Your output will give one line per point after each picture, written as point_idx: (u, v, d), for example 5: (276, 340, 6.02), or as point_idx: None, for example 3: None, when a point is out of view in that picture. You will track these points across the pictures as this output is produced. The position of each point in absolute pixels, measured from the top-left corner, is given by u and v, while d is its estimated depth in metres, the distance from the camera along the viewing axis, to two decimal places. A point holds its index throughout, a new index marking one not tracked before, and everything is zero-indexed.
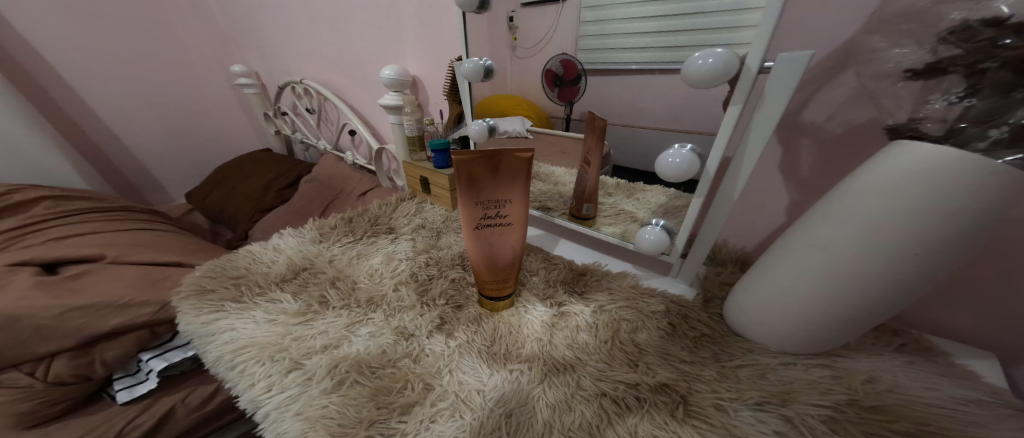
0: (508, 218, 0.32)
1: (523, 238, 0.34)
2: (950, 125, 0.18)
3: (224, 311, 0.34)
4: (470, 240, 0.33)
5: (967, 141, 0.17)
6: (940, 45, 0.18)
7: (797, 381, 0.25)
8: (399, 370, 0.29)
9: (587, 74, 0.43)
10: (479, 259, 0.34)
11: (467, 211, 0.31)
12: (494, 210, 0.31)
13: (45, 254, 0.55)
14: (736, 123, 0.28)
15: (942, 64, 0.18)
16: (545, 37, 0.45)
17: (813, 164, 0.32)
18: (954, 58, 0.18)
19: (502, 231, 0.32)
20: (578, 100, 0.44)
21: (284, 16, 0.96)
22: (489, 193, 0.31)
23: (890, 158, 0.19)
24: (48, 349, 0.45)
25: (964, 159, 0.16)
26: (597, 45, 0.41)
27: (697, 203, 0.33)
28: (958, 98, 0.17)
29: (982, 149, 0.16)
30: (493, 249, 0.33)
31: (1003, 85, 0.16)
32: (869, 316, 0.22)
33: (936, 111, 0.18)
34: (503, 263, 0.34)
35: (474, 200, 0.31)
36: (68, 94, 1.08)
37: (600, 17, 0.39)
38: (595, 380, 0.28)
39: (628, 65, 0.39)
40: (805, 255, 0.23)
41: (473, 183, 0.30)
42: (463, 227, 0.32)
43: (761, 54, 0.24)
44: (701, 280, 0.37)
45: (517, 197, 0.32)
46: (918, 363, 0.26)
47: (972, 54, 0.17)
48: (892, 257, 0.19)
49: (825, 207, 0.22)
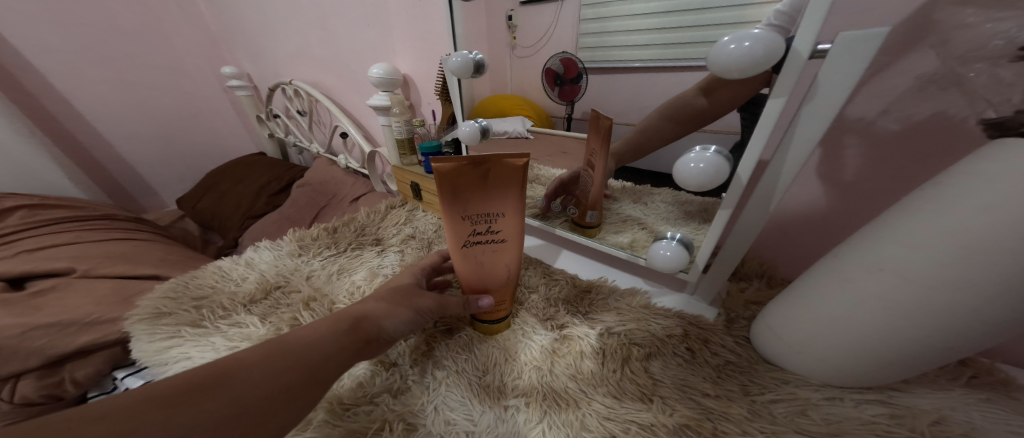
0: (501, 235, 0.28)
1: (518, 257, 0.30)
2: None
3: (180, 337, 0.30)
4: (456, 259, 0.29)
5: None
6: None
7: (846, 421, 0.21)
8: (377, 408, 0.26)
9: (587, 72, 0.41)
10: (468, 278, 0.30)
11: (453, 226, 0.27)
12: (483, 225, 0.27)
13: (14, 268, 0.52)
14: (777, 119, 0.23)
15: None
16: (545, 36, 0.43)
17: (859, 167, 0.28)
18: None
19: (493, 250, 0.29)
20: (578, 99, 0.42)
21: (272, 16, 0.92)
22: (477, 207, 0.27)
23: (1000, 160, 0.15)
24: (12, 370, 0.43)
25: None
26: (597, 44, 0.40)
27: (724, 214, 0.28)
28: None
29: None
30: (483, 269, 0.29)
31: None
32: (945, 352, 0.18)
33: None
34: (497, 283, 0.30)
35: (460, 214, 0.27)
36: (57, 99, 1.06)
37: (601, 15, 0.39)
38: (602, 420, 0.24)
39: (632, 63, 0.37)
40: (865, 279, 0.19)
41: (458, 195, 0.26)
42: (450, 244, 0.29)
43: (814, 35, 0.20)
44: (723, 298, 0.33)
45: (509, 209, 0.28)
46: (998, 401, 0.21)
47: None
48: (996, 287, 0.15)
49: (901, 223, 0.18)
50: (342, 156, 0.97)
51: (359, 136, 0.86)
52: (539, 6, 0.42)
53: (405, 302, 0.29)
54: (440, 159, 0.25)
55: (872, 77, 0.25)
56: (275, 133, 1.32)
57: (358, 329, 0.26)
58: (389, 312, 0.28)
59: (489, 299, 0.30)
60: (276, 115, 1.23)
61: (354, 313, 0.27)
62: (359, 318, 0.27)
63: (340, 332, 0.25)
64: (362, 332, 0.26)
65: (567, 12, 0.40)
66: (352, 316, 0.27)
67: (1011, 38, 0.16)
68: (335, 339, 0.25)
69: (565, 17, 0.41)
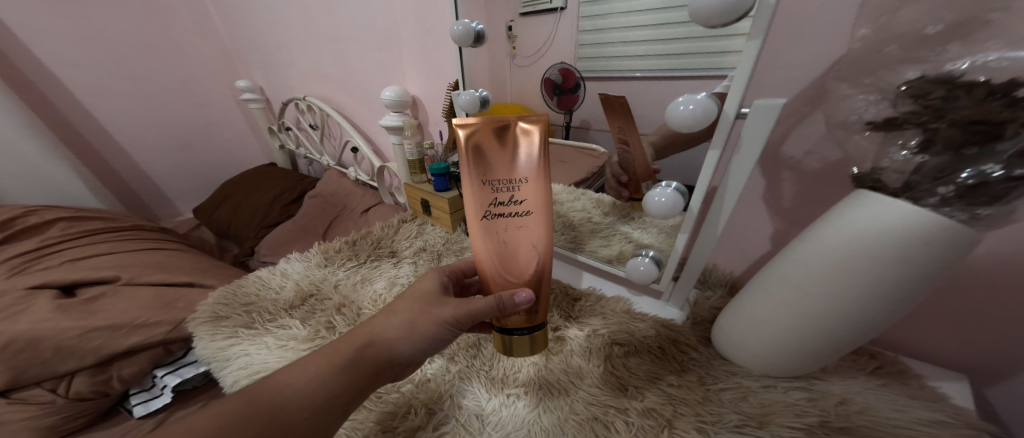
0: (524, 206, 0.28)
1: (545, 236, 0.29)
2: (906, 179, 0.19)
3: (238, 337, 0.37)
4: (479, 235, 0.29)
5: (919, 195, 0.18)
6: (900, 99, 0.19)
7: (775, 403, 0.27)
8: (403, 396, 0.32)
9: (586, 82, 0.42)
10: (491, 260, 0.29)
11: (474, 194, 0.28)
12: (505, 193, 0.27)
13: (65, 275, 0.58)
14: (716, 166, 0.29)
15: (898, 121, 0.19)
16: (544, 45, 0.44)
17: (793, 197, 0.33)
18: (907, 117, 0.19)
19: (517, 222, 0.28)
20: (576, 109, 0.43)
21: (289, 38, 0.99)
22: (498, 173, 0.27)
23: (853, 207, 0.21)
24: (69, 367, 0.49)
25: (929, 216, 0.17)
26: (596, 54, 0.39)
27: (683, 237, 0.35)
28: (914, 152, 0.19)
29: (933, 204, 0.18)
30: (507, 247, 0.28)
31: (954, 143, 0.17)
32: (836, 346, 0.24)
33: (900, 164, 0.19)
34: (522, 265, 0.29)
35: (482, 180, 0.28)
36: (81, 112, 1.13)
37: (599, 26, 0.38)
38: (587, 404, 0.30)
39: (630, 73, 0.37)
40: (781, 291, 0.25)
41: (481, 159, 0.27)
42: (473, 218, 0.28)
43: (738, 101, 0.25)
44: (691, 305, 0.39)
45: (531, 176, 0.28)
46: (890, 386, 0.27)
47: (921, 114, 0.18)
48: (857, 297, 0.21)
49: (799, 250, 0.24)
50: (352, 169, 1.03)
51: (369, 151, 0.92)
52: (539, 17, 0.42)
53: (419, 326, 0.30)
54: (464, 122, 0.27)
55: (795, 125, 0.30)
56: (286, 145, 1.37)
57: (358, 370, 0.28)
58: (399, 338, 0.30)
59: (526, 293, 0.28)
60: (288, 128, 1.28)
61: (358, 342, 0.30)
62: (365, 345, 0.30)
63: (336, 378, 0.28)
64: (364, 369, 0.29)
65: (566, 21, 0.40)
66: (357, 344, 0.30)
67: (860, 114, 0.22)
68: (332, 386, 0.27)
69: (563, 26, 0.41)
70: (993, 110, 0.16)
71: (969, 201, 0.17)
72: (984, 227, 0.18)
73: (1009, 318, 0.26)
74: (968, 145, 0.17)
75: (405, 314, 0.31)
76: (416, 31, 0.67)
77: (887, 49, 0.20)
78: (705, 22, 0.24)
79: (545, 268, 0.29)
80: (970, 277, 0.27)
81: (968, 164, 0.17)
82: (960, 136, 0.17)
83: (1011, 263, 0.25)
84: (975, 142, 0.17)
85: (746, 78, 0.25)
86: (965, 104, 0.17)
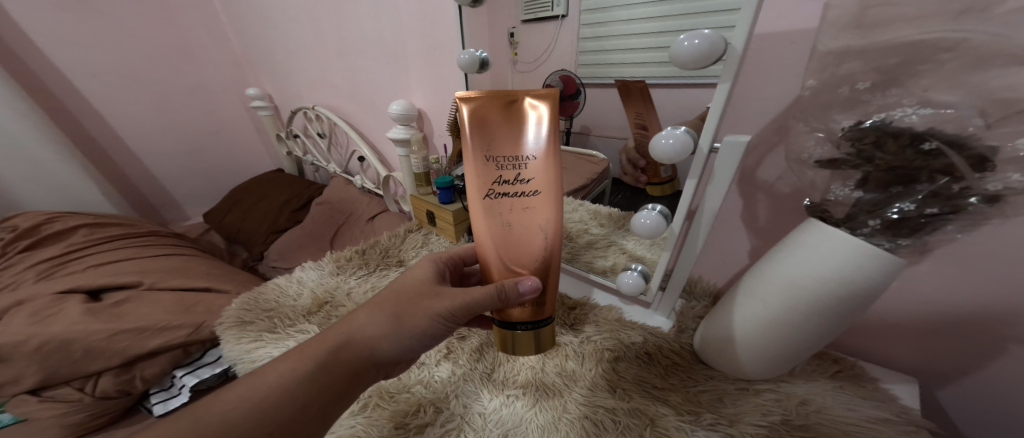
0: (530, 185, 0.26)
1: (553, 218, 0.27)
2: (849, 211, 0.22)
3: (262, 340, 0.40)
4: (483, 217, 0.27)
5: (856, 226, 0.21)
6: (842, 140, 0.22)
7: (745, 404, 0.30)
8: (413, 396, 0.35)
9: (586, 89, 0.42)
10: (495, 243, 0.28)
11: (478, 171, 0.27)
12: (510, 171, 0.26)
13: (90, 280, 0.61)
14: (694, 192, 0.32)
15: (837, 162, 0.22)
16: (545, 53, 0.44)
17: (767, 216, 0.36)
18: (843, 160, 0.22)
19: (523, 202, 0.26)
20: (576, 115, 0.43)
21: (297, 49, 1.02)
22: (502, 148, 0.26)
23: (803, 234, 0.24)
24: (96, 367, 0.52)
25: (860, 245, 0.21)
26: (596, 61, 0.40)
27: (667, 254, 0.38)
28: (853, 188, 0.22)
29: (866, 233, 0.21)
30: (511, 229, 0.27)
31: (884, 182, 0.20)
32: (796, 354, 0.27)
33: (844, 198, 0.22)
34: (528, 249, 0.27)
35: (486, 156, 0.26)
36: (97, 120, 1.17)
37: (599, 34, 0.39)
38: (579, 404, 0.33)
39: (630, 78, 0.37)
40: (749, 304, 0.28)
41: (485, 134, 0.26)
42: (476, 197, 0.27)
43: (712, 136, 0.29)
44: (677, 314, 0.42)
45: (539, 154, 0.26)
46: (847, 387, 0.31)
47: (854, 159, 0.21)
48: (807, 312, 0.24)
49: (762, 269, 0.27)
50: (359, 177, 1.06)
51: (375, 160, 0.96)
52: (540, 25, 0.43)
53: (395, 326, 0.31)
54: (466, 94, 0.26)
55: (767, 154, 0.33)
56: (294, 151, 1.41)
57: (332, 375, 0.29)
58: (378, 338, 0.31)
59: (530, 282, 0.27)
60: (296, 135, 1.32)
61: (331, 343, 0.30)
62: (342, 344, 0.30)
63: (307, 385, 0.28)
64: (340, 373, 0.29)
65: (567, 29, 0.41)
66: (336, 341, 0.30)
67: (812, 153, 0.24)
68: (307, 392, 0.28)
69: (564, 33, 0.41)
70: (909, 157, 0.19)
71: (894, 232, 0.20)
72: (908, 254, 0.21)
73: (952, 334, 0.29)
74: (895, 185, 0.20)
75: (386, 310, 0.32)
76: (421, 43, 0.67)
77: (840, 90, 0.22)
78: (684, 67, 0.27)
79: (551, 252, 0.28)
80: (917, 296, 0.30)
81: (893, 202, 0.20)
82: (888, 177, 0.20)
83: (953, 286, 0.28)
84: (899, 182, 0.20)
85: (717, 119, 0.28)
86: (884, 152, 0.20)
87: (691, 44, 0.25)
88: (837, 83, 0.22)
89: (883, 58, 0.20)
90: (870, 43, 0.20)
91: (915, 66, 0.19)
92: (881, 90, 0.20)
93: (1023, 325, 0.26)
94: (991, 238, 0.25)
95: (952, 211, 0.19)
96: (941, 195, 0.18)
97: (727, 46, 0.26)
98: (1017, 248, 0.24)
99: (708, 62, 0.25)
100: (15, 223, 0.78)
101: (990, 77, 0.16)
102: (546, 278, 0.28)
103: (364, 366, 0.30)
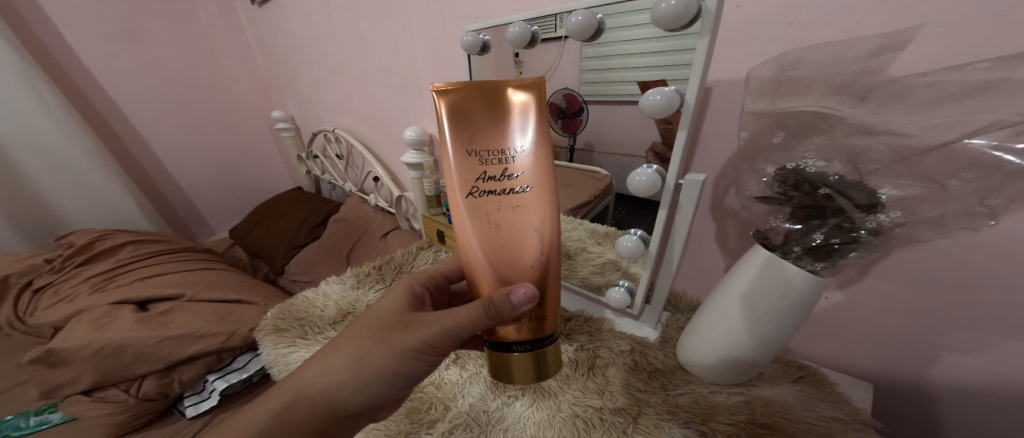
0: (519, 181, 0.28)
1: (544, 216, 0.29)
2: (782, 239, 0.27)
3: (296, 345, 0.48)
4: (470, 216, 0.29)
5: (785, 252, 0.27)
6: (771, 183, 0.27)
7: (718, 405, 0.35)
8: (426, 395, 0.41)
9: (587, 108, 0.44)
10: (484, 247, 0.29)
11: (462, 168, 0.28)
12: (495, 167, 0.28)
13: (139, 294, 0.69)
14: (665, 220, 0.39)
15: (769, 199, 0.27)
16: (547, 75, 0.47)
17: (737, 240, 0.40)
18: (773, 197, 0.27)
19: (513, 198, 0.28)
20: (579, 132, 0.46)
21: (320, 77, 1.10)
22: (486, 143, 0.28)
23: (748, 257, 0.30)
24: (142, 371, 0.59)
25: (786, 267, 0.26)
26: (596, 79, 0.42)
27: (647, 272, 0.44)
28: (783, 220, 0.27)
29: (793, 256, 0.26)
30: (500, 228, 0.29)
31: (804, 216, 0.25)
32: (751, 362, 0.32)
33: (779, 227, 0.28)
34: (523, 249, 0.29)
35: (470, 152, 0.28)
36: (139, 142, 1.28)
37: (600, 54, 0.40)
38: (571, 404, 0.38)
39: (621, 94, 0.40)
40: (717, 319, 0.33)
41: (466, 122, 0.28)
42: (463, 192, 0.29)
43: (677, 173, 0.35)
44: (663, 326, 0.46)
45: (524, 150, 0.28)
46: (806, 390, 0.35)
47: (779, 197, 0.27)
48: (758, 321, 0.29)
49: (722, 287, 0.32)
50: (373, 196, 1.12)
51: (389, 180, 1.03)
52: (545, 45, 0.45)
53: (353, 373, 0.32)
54: (442, 85, 0.27)
55: (729, 185, 0.38)
56: (313, 171, 1.50)
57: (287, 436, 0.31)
58: (334, 390, 0.32)
59: (524, 290, 0.29)
60: (315, 155, 1.41)
61: (281, 401, 0.31)
62: (295, 398, 0.32)
63: None
64: (297, 431, 0.31)
65: (567, 55, 0.43)
66: (288, 396, 0.32)
67: (752, 191, 0.29)
68: None
69: (565, 59, 0.44)
70: (816, 197, 0.24)
71: (814, 255, 0.25)
72: (828, 275, 0.26)
73: (901, 344, 0.33)
74: (812, 218, 0.25)
75: (342, 356, 0.32)
76: (434, 74, 0.73)
77: (775, 138, 0.27)
78: (650, 116, 0.33)
79: (546, 254, 0.30)
80: (866, 313, 0.34)
81: (812, 232, 0.25)
82: (805, 211, 0.25)
83: (892, 302, 0.32)
84: (813, 216, 0.25)
85: (680, 160, 0.34)
86: (797, 194, 0.25)
87: (655, 99, 0.31)
88: (766, 135, 0.27)
89: (792, 115, 0.26)
90: (775, 108, 0.26)
91: (814, 127, 0.25)
92: (799, 139, 0.26)
93: (949, 335, 0.31)
94: (918, 262, 0.29)
95: (851, 241, 0.24)
96: (841, 228, 0.24)
97: (683, 101, 0.31)
98: (934, 271, 0.29)
99: (668, 113, 0.31)
100: (71, 241, 0.87)
101: (855, 141, 0.23)
102: (543, 283, 0.30)
103: (327, 421, 0.32)
